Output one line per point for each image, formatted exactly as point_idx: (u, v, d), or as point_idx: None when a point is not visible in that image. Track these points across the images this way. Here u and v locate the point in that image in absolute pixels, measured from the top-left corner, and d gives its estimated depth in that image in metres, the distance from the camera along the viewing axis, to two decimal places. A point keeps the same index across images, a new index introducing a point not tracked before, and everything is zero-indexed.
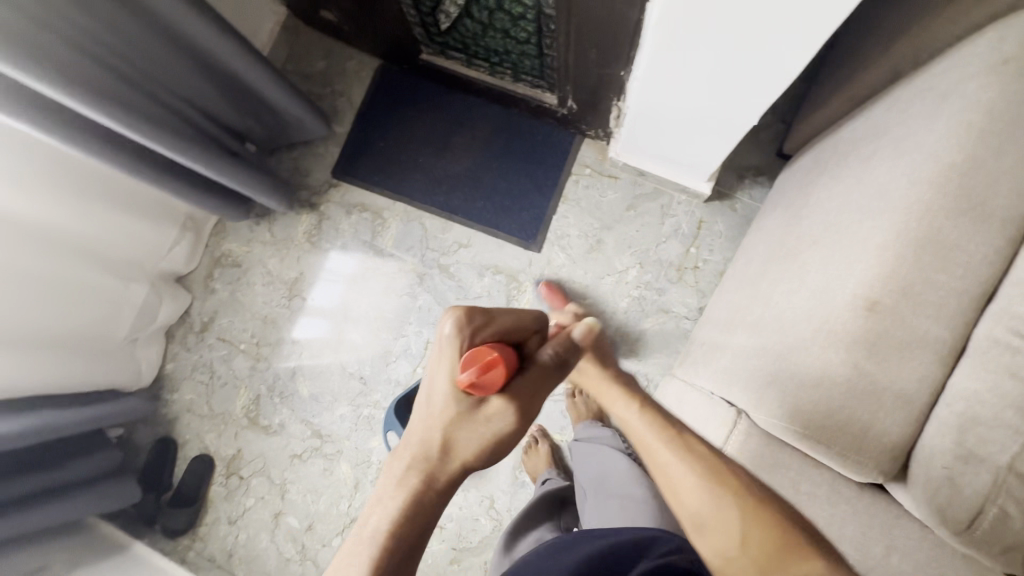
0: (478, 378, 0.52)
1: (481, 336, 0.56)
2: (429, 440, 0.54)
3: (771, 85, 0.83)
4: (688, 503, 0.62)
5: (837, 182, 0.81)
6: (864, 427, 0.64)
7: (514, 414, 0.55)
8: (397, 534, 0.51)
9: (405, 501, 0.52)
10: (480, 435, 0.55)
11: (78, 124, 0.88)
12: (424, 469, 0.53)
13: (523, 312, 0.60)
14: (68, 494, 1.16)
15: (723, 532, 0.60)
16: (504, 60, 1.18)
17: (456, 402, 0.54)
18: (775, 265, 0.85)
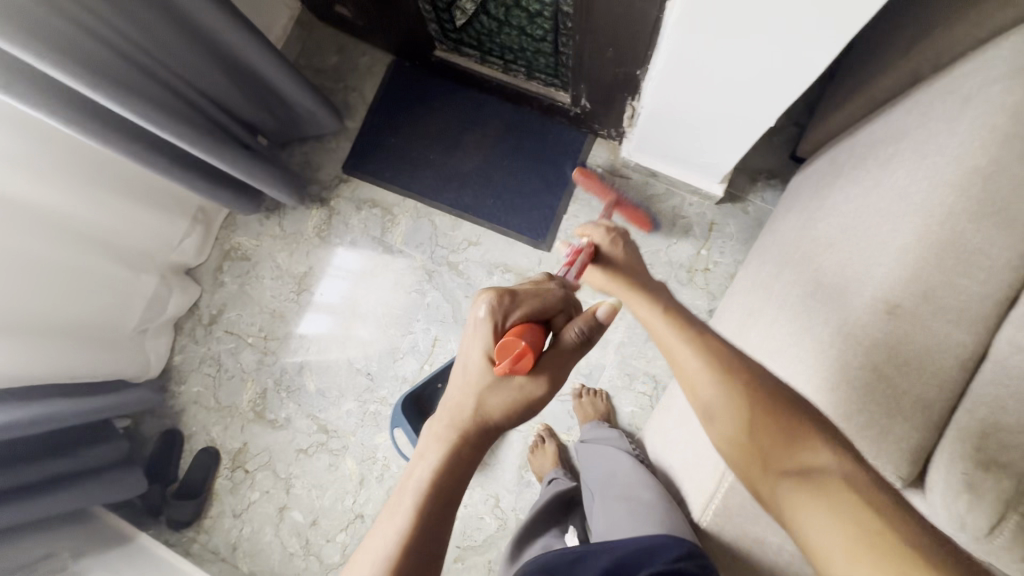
0: (511, 362, 0.56)
1: (512, 319, 0.59)
2: (466, 402, 0.59)
3: (790, 87, 0.82)
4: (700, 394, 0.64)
5: (855, 185, 0.80)
6: (882, 433, 0.63)
7: (544, 383, 0.59)
8: (432, 496, 0.55)
9: (441, 459, 0.56)
10: (512, 396, 0.59)
11: (92, 113, 0.89)
12: (459, 427, 0.58)
13: (549, 295, 0.62)
14: (74, 483, 1.16)
15: (729, 418, 0.61)
16: (518, 58, 1.18)
17: (488, 376, 0.59)
18: (789, 268, 0.84)
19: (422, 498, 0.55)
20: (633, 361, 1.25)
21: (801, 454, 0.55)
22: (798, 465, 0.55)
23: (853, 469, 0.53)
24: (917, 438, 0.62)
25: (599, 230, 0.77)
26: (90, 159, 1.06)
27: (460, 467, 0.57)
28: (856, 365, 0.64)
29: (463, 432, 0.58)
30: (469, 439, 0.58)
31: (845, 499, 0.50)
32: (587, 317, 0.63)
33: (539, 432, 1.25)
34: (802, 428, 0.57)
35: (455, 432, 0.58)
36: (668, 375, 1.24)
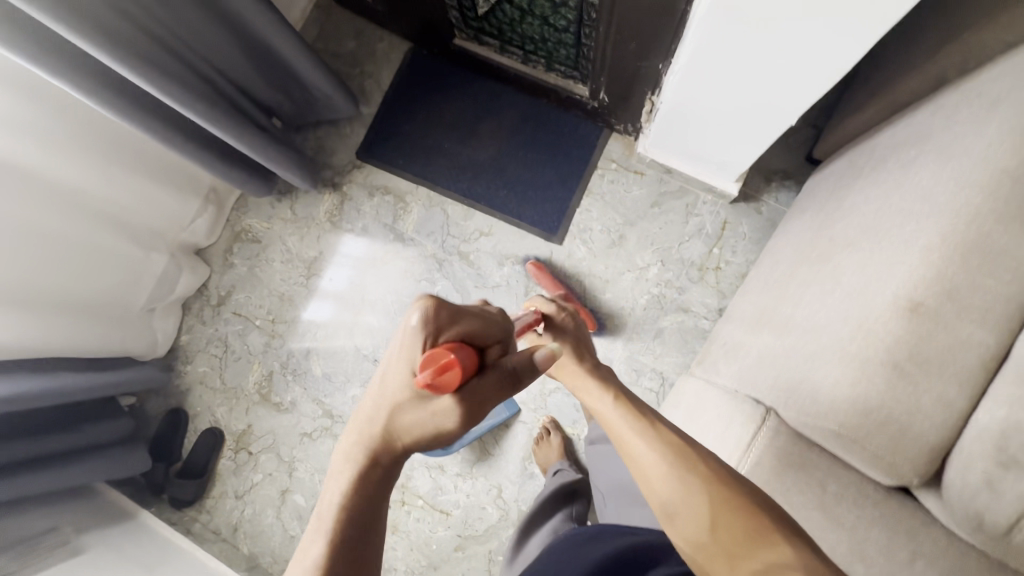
0: (433, 376, 0.50)
1: (447, 333, 0.54)
2: (374, 423, 0.53)
3: (814, 85, 0.82)
4: (659, 491, 0.55)
5: (875, 184, 0.80)
6: (903, 429, 0.64)
7: (461, 414, 0.53)
8: (347, 515, 0.50)
9: (352, 481, 0.52)
10: (425, 421, 0.53)
11: (114, 86, 0.89)
12: (369, 448, 0.53)
13: (490, 318, 0.58)
14: (81, 457, 1.16)
15: (692, 516, 0.53)
16: (538, 48, 1.18)
17: (409, 392, 0.53)
18: (805, 267, 0.84)
19: (337, 520, 0.50)
20: (641, 357, 1.25)
21: (763, 551, 0.49)
22: (762, 565, 0.48)
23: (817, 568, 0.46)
24: (932, 438, 0.64)
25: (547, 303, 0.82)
26: (106, 132, 1.06)
27: (377, 485, 0.52)
28: (877, 362, 0.65)
29: (375, 453, 0.52)
30: (383, 459, 0.53)
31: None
32: (521, 356, 0.57)
33: (544, 424, 1.25)
34: (759, 517, 0.51)
35: (367, 449, 0.53)
36: (675, 372, 1.24)
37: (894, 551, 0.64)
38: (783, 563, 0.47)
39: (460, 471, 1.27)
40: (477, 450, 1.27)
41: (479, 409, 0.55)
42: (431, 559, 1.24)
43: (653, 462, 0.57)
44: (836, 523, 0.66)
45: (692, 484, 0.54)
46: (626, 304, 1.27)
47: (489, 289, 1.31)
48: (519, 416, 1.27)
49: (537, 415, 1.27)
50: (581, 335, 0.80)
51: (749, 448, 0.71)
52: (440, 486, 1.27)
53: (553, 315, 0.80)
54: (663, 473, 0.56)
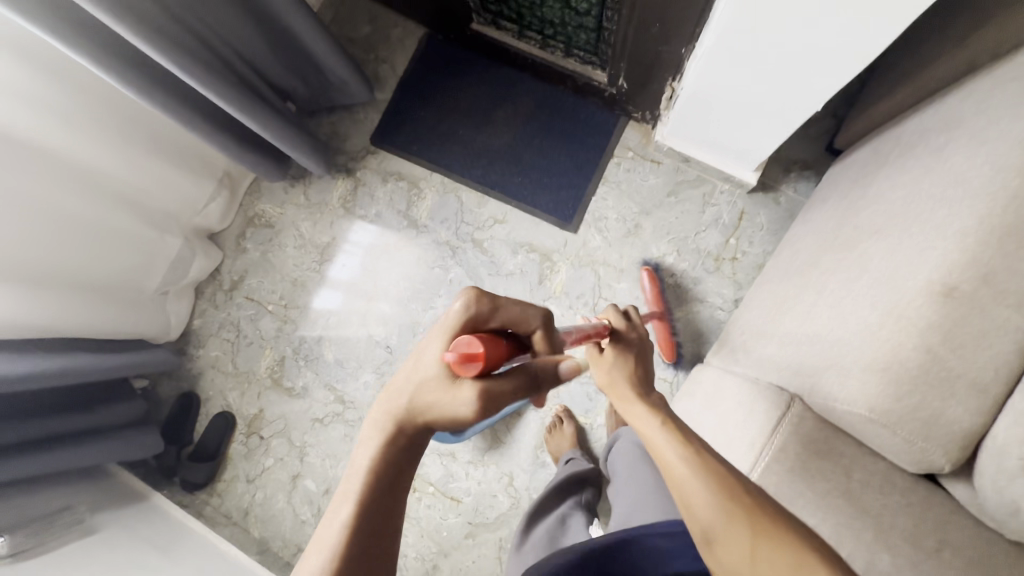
0: (459, 361, 0.50)
1: (481, 323, 0.55)
2: (401, 395, 0.53)
3: (842, 71, 0.80)
4: (700, 519, 0.52)
5: (903, 171, 0.79)
6: (937, 413, 0.63)
7: (481, 404, 0.52)
8: (374, 481, 0.50)
9: (380, 449, 0.52)
10: (447, 404, 0.52)
11: (131, 64, 0.89)
12: (396, 419, 0.52)
13: (530, 312, 0.59)
14: (95, 438, 1.17)
15: (734, 546, 0.49)
16: (557, 33, 1.16)
17: (441, 371, 0.52)
18: (829, 253, 0.83)
19: (365, 484, 0.50)
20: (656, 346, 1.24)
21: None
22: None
23: None
24: (966, 424, 0.63)
25: (620, 317, 0.81)
26: (123, 111, 1.05)
27: (402, 454, 0.52)
28: (910, 347, 0.64)
29: (402, 424, 0.52)
30: (409, 429, 0.53)
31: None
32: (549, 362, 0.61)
33: (557, 412, 1.25)
34: (807, 555, 0.47)
35: (395, 422, 0.52)
36: (690, 363, 1.23)
37: (920, 538, 0.63)
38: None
39: (471, 458, 1.27)
40: (489, 438, 1.27)
41: (497, 403, 0.53)
42: (441, 546, 1.24)
43: (695, 488, 0.53)
44: (861, 510, 0.65)
45: (737, 516, 0.50)
46: (641, 293, 1.26)
47: (503, 277, 1.30)
48: (532, 405, 1.27)
49: (549, 404, 1.27)
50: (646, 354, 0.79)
51: (772, 434, 0.70)
52: (452, 474, 1.27)
53: (620, 329, 0.79)
54: (705, 501, 0.52)
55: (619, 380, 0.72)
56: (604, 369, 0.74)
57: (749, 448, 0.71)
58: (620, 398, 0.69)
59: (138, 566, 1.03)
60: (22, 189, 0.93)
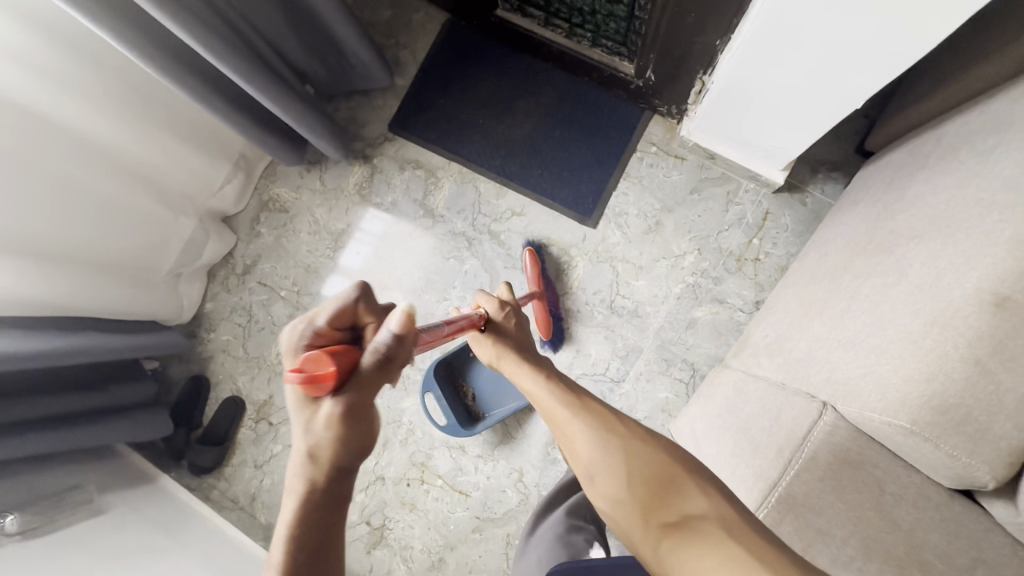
0: (307, 385, 0.47)
1: (312, 337, 0.51)
2: (295, 449, 0.48)
3: (885, 70, 0.77)
4: (584, 456, 0.61)
5: (946, 174, 0.76)
6: (982, 428, 0.61)
7: (349, 412, 0.47)
8: (294, 553, 0.44)
9: (296, 516, 0.46)
10: (326, 433, 0.47)
11: (152, 39, 0.87)
12: (306, 478, 0.47)
13: (343, 302, 0.52)
14: (107, 417, 1.17)
15: (609, 471, 0.58)
16: (586, 21, 1.13)
17: (301, 414, 0.48)
18: (862, 257, 0.80)
19: (285, 558, 0.44)
20: (673, 346, 1.22)
21: (679, 501, 0.54)
22: (679, 515, 0.53)
23: (725, 508, 0.53)
24: (1014, 440, 0.60)
25: (493, 301, 0.88)
26: (140, 89, 1.04)
27: (322, 515, 0.46)
28: (957, 358, 0.61)
29: (312, 484, 0.47)
30: (321, 485, 0.47)
31: (721, 539, 0.49)
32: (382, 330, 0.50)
33: None
34: (673, 471, 0.57)
35: (303, 480, 0.47)
36: (707, 364, 1.21)
37: (954, 558, 0.64)
38: (700, 512, 0.53)
39: (481, 452, 1.25)
40: (500, 433, 1.26)
41: (370, 405, 0.48)
42: (448, 539, 1.24)
43: (580, 433, 0.63)
44: (893, 524, 0.65)
45: (613, 442, 0.60)
46: (659, 292, 1.23)
47: (518, 270, 1.28)
48: None
49: None
50: (523, 339, 0.85)
51: (803, 442, 0.68)
52: (461, 467, 1.26)
53: (496, 316, 0.86)
54: (586, 439, 0.62)
55: (505, 352, 0.80)
56: (487, 348, 0.83)
57: (777, 454, 0.69)
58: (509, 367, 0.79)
59: (147, 549, 1.04)
60: (36, 163, 0.92)
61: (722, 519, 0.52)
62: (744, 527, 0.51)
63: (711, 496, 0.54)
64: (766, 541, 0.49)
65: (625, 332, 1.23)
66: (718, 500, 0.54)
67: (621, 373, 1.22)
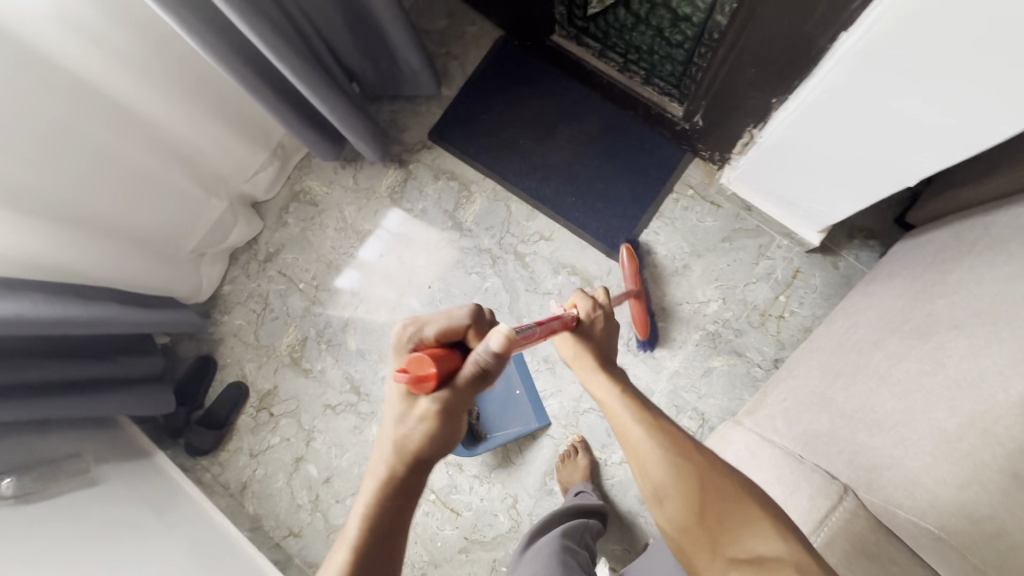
0: (411, 385, 0.51)
1: (422, 342, 0.56)
2: (388, 436, 0.54)
3: (943, 152, 0.75)
4: (652, 478, 0.59)
5: (993, 266, 0.74)
6: (1014, 546, 0.60)
7: (443, 410, 0.52)
8: (369, 530, 0.52)
9: (374, 496, 0.53)
10: (418, 428, 0.52)
11: (212, 26, 0.88)
12: (388, 464, 0.53)
13: (456, 312, 0.57)
14: (115, 388, 1.17)
15: (680, 500, 0.57)
16: (642, 60, 1.16)
17: (399, 401, 0.54)
18: (895, 336, 0.79)
19: (360, 533, 0.52)
20: (684, 393, 1.20)
21: (753, 542, 0.53)
22: (749, 554, 0.52)
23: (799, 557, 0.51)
24: None
25: (587, 299, 0.85)
26: (193, 70, 1.05)
27: (399, 497, 0.53)
28: (994, 469, 0.62)
29: (394, 465, 0.53)
30: (402, 470, 0.53)
31: None
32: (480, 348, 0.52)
33: (572, 442, 1.21)
34: (750, 512, 0.55)
35: (388, 462, 0.53)
36: (718, 416, 1.19)
37: None
38: (774, 557, 0.52)
39: (478, 473, 1.24)
40: (499, 457, 1.24)
41: (461, 407, 0.53)
42: (433, 557, 1.22)
43: (653, 454, 0.60)
44: None
45: (684, 465, 0.58)
46: (678, 337, 1.22)
47: (540, 295, 1.27)
48: (548, 430, 1.24)
49: (566, 432, 1.23)
50: (608, 343, 0.84)
51: (820, 525, 0.66)
52: (455, 485, 1.24)
53: (587, 318, 0.84)
54: (658, 461, 0.59)
55: (585, 357, 0.79)
56: (570, 347, 0.81)
57: None
58: (584, 371, 0.77)
59: (134, 526, 1.04)
60: (74, 128, 0.92)
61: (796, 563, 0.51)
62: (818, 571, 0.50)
63: (793, 542, 0.53)
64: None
65: (638, 373, 1.22)
66: (800, 549, 0.52)
67: None
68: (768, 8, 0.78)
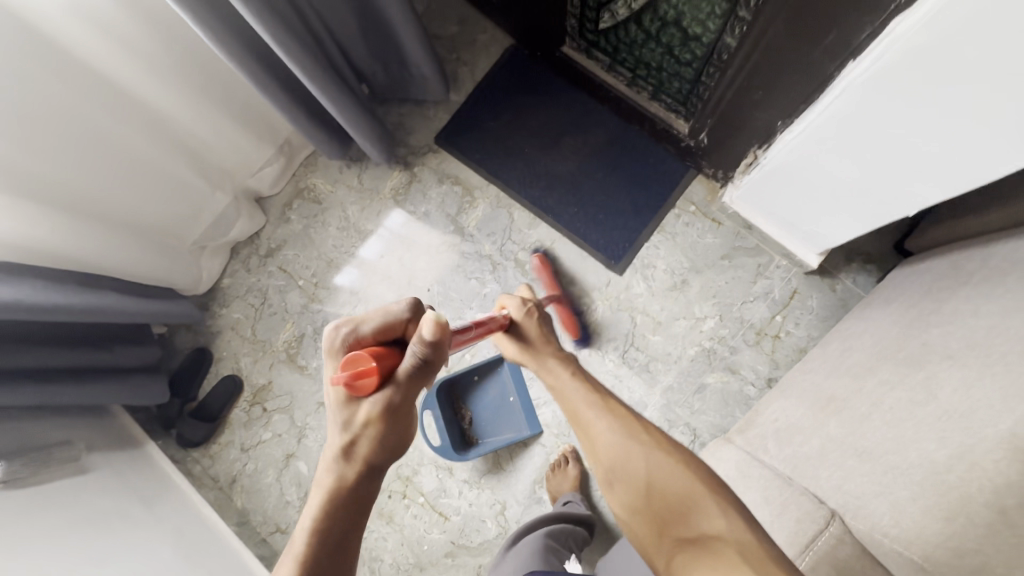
0: (351, 383, 0.52)
1: (358, 342, 0.57)
2: (333, 443, 0.54)
3: (944, 184, 0.76)
4: (605, 459, 0.67)
5: (989, 298, 0.75)
6: None
7: (388, 408, 0.54)
8: (317, 538, 0.51)
9: (321, 506, 0.53)
10: (365, 428, 0.54)
11: (223, 22, 0.89)
12: (335, 472, 0.53)
13: (391, 311, 0.60)
14: (110, 376, 1.17)
15: (628, 479, 0.63)
16: (650, 75, 1.17)
17: (340, 406, 0.54)
18: (889, 364, 0.81)
19: (307, 545, 0.51)
20: (677, 408, 1.20)
21: (698, 522, 0.55)
22: (694, 533, 0.55)
23: (746, 536, 0.53)
24: None
25: (518, 300, 0.91)
26: (204, 64, 1.06)
27: (348, 505, 0.53)
28: (981, 503, 0.61)
29: (342, 471, 0.53)
30: (350, 476, 0.53)
31: (730, 559, 0.49)
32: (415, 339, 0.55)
33: (564, 452, 1.21)
34: (694, 491, 0.59)
35: (337, 469, 0.53)
36: (709, 433, 1.19)
37: None
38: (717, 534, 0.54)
39: (468, 478, 1.24)
40: (490, 462, 1.25)
41: (406, 405, 0.55)
42: (419, 560, 1.22)
43: (606, 436, 0.69)
44: None
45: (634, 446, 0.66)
46: (673, 352, 1.22)
47: None
48: (540, 438, 1.24)
49: (558, 441, 1.23)
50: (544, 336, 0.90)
51: (807, 549, 0.67)
52: (445, 489, 1.24)
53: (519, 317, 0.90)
54: (609, 440, 0.68)
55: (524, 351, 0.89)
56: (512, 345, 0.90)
57: None
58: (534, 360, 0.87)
59: (121, 517, 1.04)
60: (81, 116, 0.92)
61: (735, 537, 0.52)
62: (752, 541, 0.52)
63: (733, 517, 0.55)
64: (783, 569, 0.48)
65: (632, 386, 1.22)
66: (743, 525, 0.54)
67: None
68: (777, 34, 0.80)
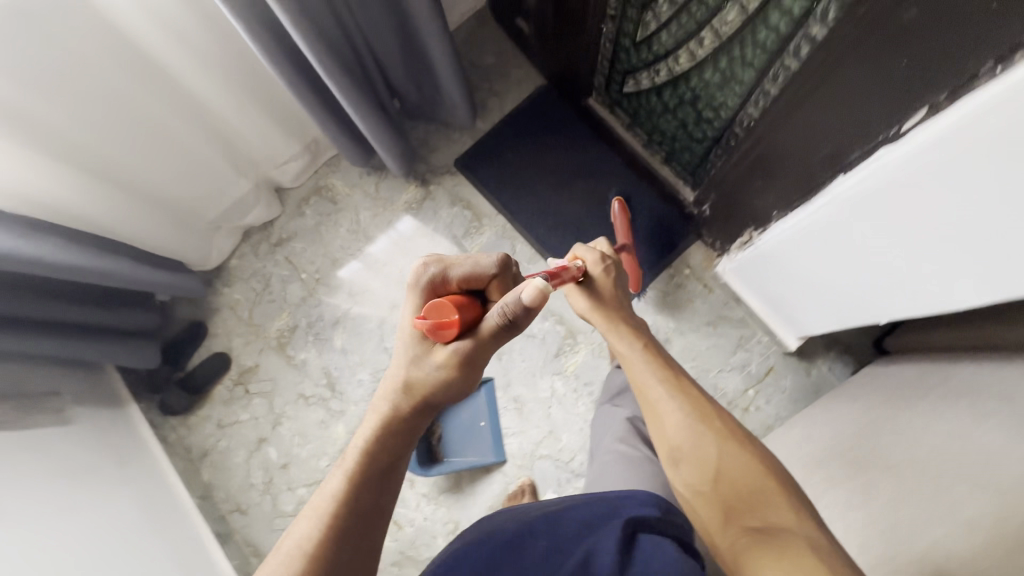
0: (434, 329, 0.59)
1: (445, 283, 0.65)
2: (397, 376, 0.62)
3: (913, 309, 0.79)
4: (672, 436, 0.68)
5: (939, 418, 0.78)
6: None
7: (463, 358, 0.60)
8: (370, 451, 0.60)
9: (375, 428, 0.61)
10: (436, 369, 0.61)
11: (271, 33, 0.95)
12: (392, 402, 0.62)
13: (479, 263, 0.66)
14: (108, 335, 1.22)
15: (696, 461, 0.65)
16: (664, 142, 1.22)
17: (417, 342, 0.62)
18: (837, 462, 0.84)
19: (358, 461, 0.59)
20: None
21: (767, 513, 0.58)
22: (763, 523, 0.57)
23: (811, 532, 0.56)
24: None
25: (596, 257, 0.91)
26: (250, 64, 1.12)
27: (398, 429, 0.61)
28: None
29: (399, 403, 0.61)
30: (405, 409, 0.62)
31: (804, 554, 0.52)
32: (504, 301, 0.60)
33: (523, 484, 1.23)
34: (766, 486, 0.60)
35: (398, 399, 0.62)
36: None
37: None
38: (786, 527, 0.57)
39: (427, 492, 1.28)
40: (451, 481, 1.28)
41: (479, 358, 0.61)
42: None
43: (676, 417, 0.68)
44: None
45: (707, 433, 0.66)
46: None
47: (524, 336, 1.33)
48: (503, 466, 1.28)
49: (519, 472, 1.27)
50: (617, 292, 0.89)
51: None
52: (403, 499, 1.28)
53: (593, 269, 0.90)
54: (680, 420, 0.68)
55: (591, 310, 0.88)
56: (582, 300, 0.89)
57: None
58: (603, 319, 0.87)
59: (94, 473, 1.09)
60: (126, 96, 0.99)
61: (807, 536, 0.55)
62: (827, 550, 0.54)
63: (803, 519, 0.57)
64: (852, 570, 0.51)
65: None
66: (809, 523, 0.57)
67: (582, 468, 1.25)
68: (781, 137, 0.85)
